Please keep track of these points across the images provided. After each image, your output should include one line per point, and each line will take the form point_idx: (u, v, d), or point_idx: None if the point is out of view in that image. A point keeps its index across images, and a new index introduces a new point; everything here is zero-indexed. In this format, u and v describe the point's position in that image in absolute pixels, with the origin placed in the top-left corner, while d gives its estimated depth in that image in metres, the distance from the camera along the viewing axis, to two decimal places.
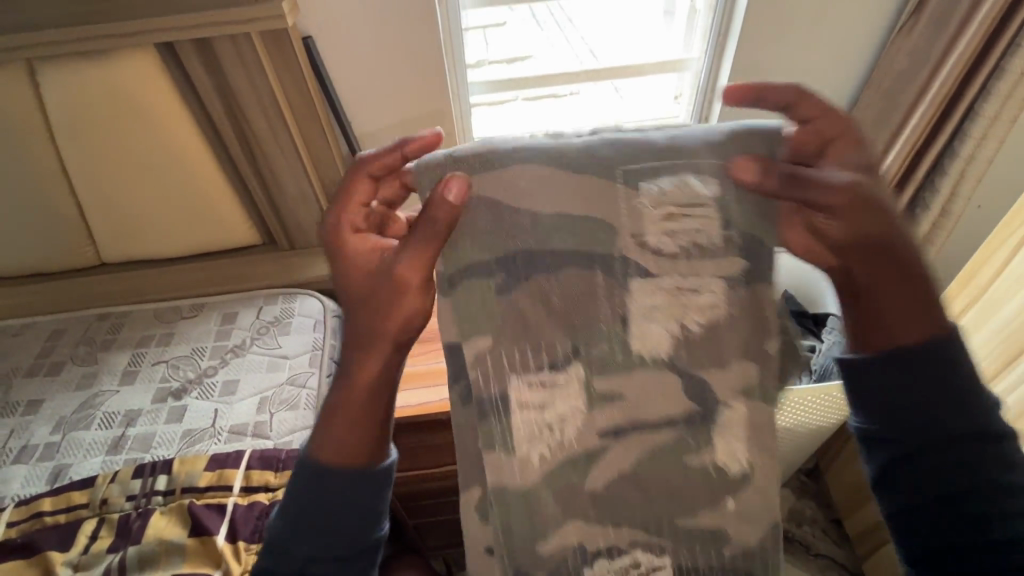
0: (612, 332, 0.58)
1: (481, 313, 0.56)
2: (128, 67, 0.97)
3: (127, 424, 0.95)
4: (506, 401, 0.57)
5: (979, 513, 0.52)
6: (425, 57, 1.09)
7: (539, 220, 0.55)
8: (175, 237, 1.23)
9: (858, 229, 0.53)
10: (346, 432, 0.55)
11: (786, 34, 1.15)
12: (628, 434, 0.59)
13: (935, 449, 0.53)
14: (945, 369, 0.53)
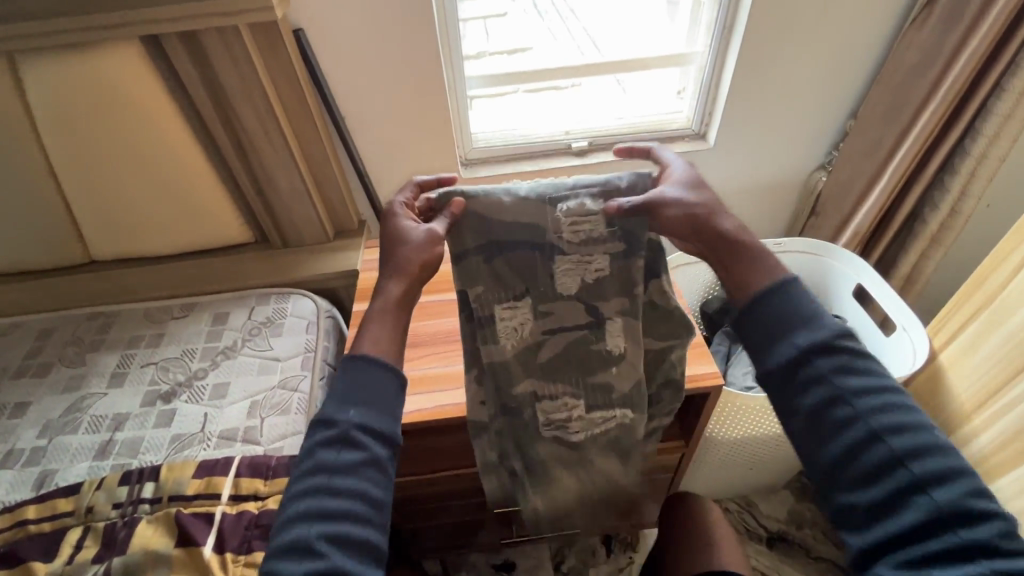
0: (561, 291, 0.77)
1: (480, 276, 0.75)
2: (112, 64, 0.94)
3: (115, 428, 0.93)
4: (492, 340, 0.79)
5: (845, 419, 0.57)
6: (421, 51, 1.07)
7: (505, 224, 0.72)
8: (164, 237, 1.20)
9: (695, 225, 0.67)
10: (384, 339, 0.66)
11: (791, 29, 1.13)
12: (583, 360, 0.83)
13: (793, 366, 0.60)
14: (784, 298, 0.62)
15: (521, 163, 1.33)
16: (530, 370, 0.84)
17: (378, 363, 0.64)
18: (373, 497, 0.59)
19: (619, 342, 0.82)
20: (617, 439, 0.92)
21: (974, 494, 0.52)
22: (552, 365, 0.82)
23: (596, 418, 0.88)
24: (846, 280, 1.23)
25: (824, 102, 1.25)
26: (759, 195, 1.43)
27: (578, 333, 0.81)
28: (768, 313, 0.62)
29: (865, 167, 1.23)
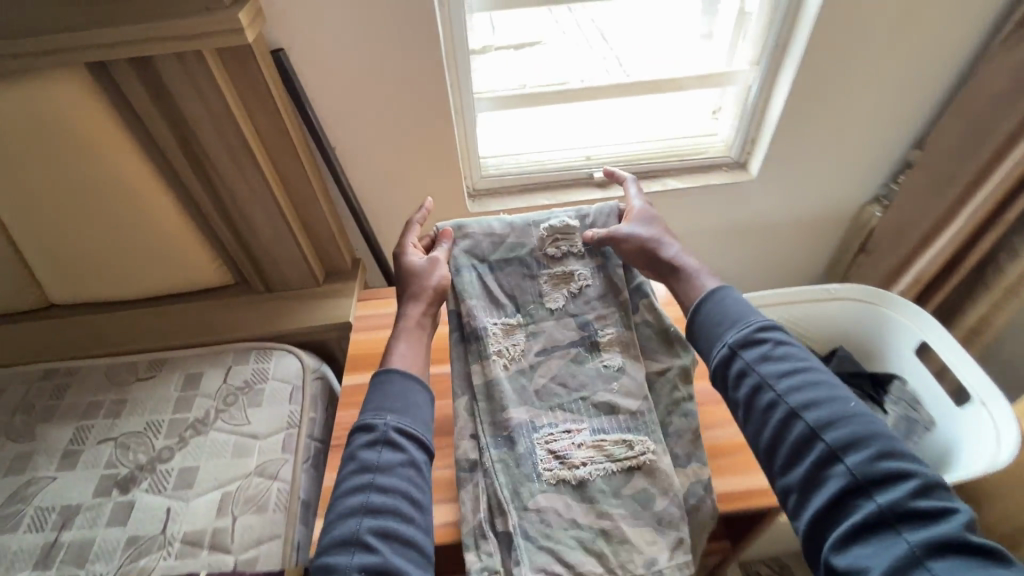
0: (547, 309, 0.84)
1: (471, 290, 0.84)
2: (54, 94, 0.79)
3: (61, 526, 0.80)
4: (483, 361, 0.80)
5: (770, 401, 0.63)
6: (426, 76, 0.92)
7: (494, 245, 0.86)
8: (128, 281, 1.04)
9: (651, 244, 0.81)
10: (411, 351, 0.78)
11: (853, 49, 0.97)
12: (578, 375, 0.81)
13: (728, 361, 0.67)
14: (720, 304, 0.72)
15: (536, 195, 1.17)
16: (523, 390, 0.80)
17: (403, 374, 0.73)
18: (413, 496, 0.65)
19: (614, 358, 0.82)
20: (643, 495, 0.73)
21: (880, 453, 0.56)
22: (542, 384, 0.80)
23: (607, 452, 0.75)
24: (911, 336, 1.06)
25: (883, 130, 1.10)
26: (802, 228, 1.27)
27: (573, 349, 0.82)
28: (709, 317, 0.72)
29: (930, 205, 1.08)
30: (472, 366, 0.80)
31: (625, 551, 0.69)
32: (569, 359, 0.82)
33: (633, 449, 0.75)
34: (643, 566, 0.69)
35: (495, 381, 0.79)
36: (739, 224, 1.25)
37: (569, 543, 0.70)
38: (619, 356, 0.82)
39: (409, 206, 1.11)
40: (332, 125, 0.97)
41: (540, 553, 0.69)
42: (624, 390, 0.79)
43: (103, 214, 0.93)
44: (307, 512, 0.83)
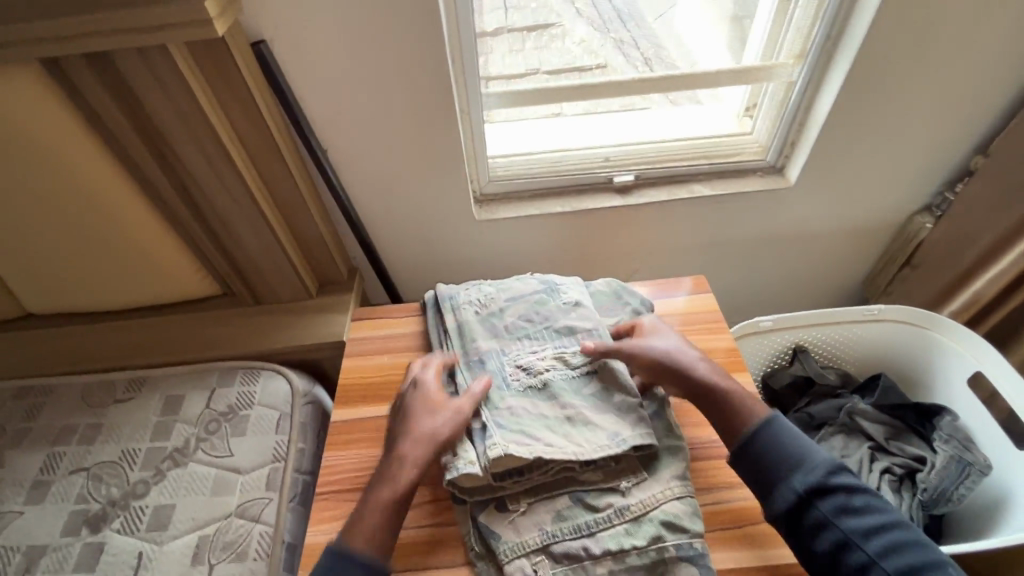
0: (527, 298, 0.79)
1: (457, 294, 0.82)
2: (7, 94, 0.70)
3: (26, 569, 0.73)
4: (457, 314, 0.79)
5: (859, 565, 0.55)
6: (428, 72, 0.82)
7: (483, 291, 0.82)
8: (107, 293, 0.97)
9: (678, 362, 0.68)
10: (383, 527, 0.58)
11: (917, 43, 0.85)
12: (544, 313, 0.77)
13: (798, 510, 0.58)
14: (774, 435, 0.62)
15: (549, 201, 1.07)
16: (495, 327, 0.76)
17: (362, 556, 0.55)
18: None
19: (573, 298, 0.78)
20: (605, 391, 0.69)
21: None
22: (512, 325, 0.76)
23: (568, 362, 0.72)
24: (965, 367, 0.95)
25: (943, 134, 0.97)
26: (840, 239, 1.16)
27: (535, 296, 0.79)
28: (767, 453, 0.61)
29: (991, 218, 0.96)
30: (446, 320, 0.79)
31: (591, 432, 0.65)
32: (531, 308, 0.77)
33: (590, 356, 0.72)
34: (608, 438, 0.64)
35: (465, 322, 0.77)
36: (771, 234, 1.14)
37: (544, 431, 0.65)
38: (579, 296, 0.79)
39: (409, 212, 1.01)
40: (324, 126, 0.87)
41: (519, 433, 0.64)
42: (583, 313, 0.76)
43: (72, 223, 0.85)
44: (293, 555, 0.76)
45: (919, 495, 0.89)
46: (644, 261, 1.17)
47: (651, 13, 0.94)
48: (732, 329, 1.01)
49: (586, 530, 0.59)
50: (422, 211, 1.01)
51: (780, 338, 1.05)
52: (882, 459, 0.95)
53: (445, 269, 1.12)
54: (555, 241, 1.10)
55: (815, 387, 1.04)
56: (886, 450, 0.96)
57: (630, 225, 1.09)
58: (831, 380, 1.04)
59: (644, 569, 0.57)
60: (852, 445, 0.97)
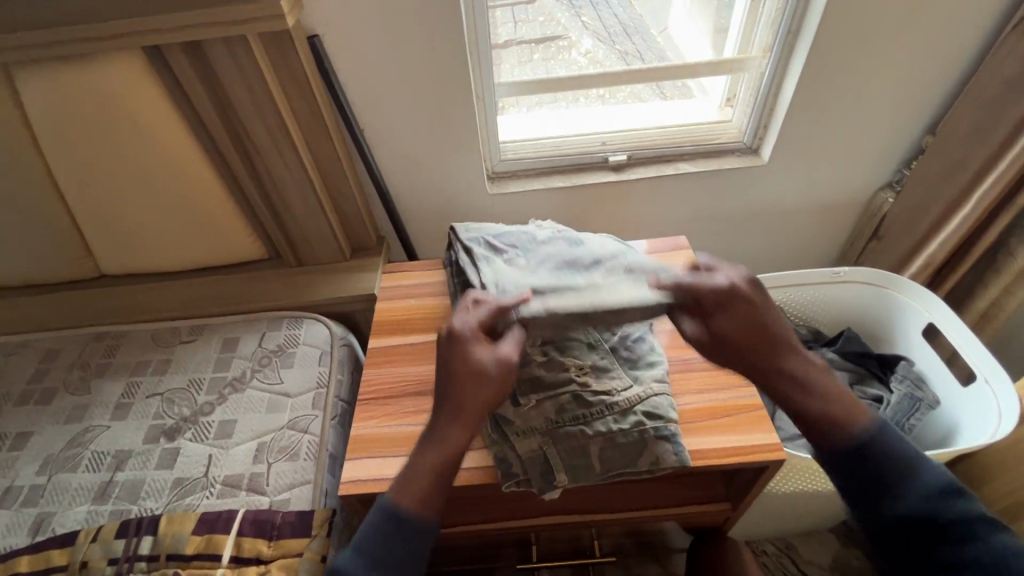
0: (529, 230, 0.93)
1: (473, 232, 0.96)
2: (115, 77, 0.87)
3: (115, 468, 0.88)
4: (468, 236, 0.91)
5: (925, 523, 0.59)
6: (450, 63, 0.99)
7: (494, 227, 0.94)
8: (172, 254, 1.13)
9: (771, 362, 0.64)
10: (428, 492, 0.64)
11: (864, 36, 0.99)
12: (561, 242, 0.87)
13: (867, 473, 0.61)
14: (876, 454, 0.62)
15: (552, 180, 1.22)
16: (503, 247, 0.87)
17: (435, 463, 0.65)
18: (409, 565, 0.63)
19: (584, 233, 0.90)
20: (619, 277, 0.79)
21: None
22: (512, 244, 0.88)
23: (568, 266, 0.82)
24: (918, 318, 1.08)
25: (895, 117, 1.12)
26: (813, 213, 1.30)
27: (551, 232, 0.90)
28: (864, 470, 0.61)
29: (939, 189, 1.10)
30: (457, 239, 0.92)
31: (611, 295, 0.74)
32: (549, 242, 0.87)
33: (584, 260, 0.83)
34: (621, 294, 0.74)
35: (476, 240, 0.88)
36: (750, 209, 1.28)
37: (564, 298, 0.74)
38: (588, 233, 0.90)
39: (430, 187, 1.17)
40: (362, 107, 1.03)
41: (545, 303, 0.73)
42: (581, 236, 0.89)
43: (150, 188, 1.01)
44: (334, 463, 0.90)
45: None
46: (636, 233, 1.32)
47: (655, 28, 1.12)
48: None
49: (583, 419, 0.73)
50: (442, 185, 1.17)
51: None
52: None
53: None
54: (558, 213, 1.25)
55: None
56: (850, 394, 1.08)
57: (623, 200, 1.24)
58: (803, 334, 1.18)
59: (629, 447, 0.73)
60: None
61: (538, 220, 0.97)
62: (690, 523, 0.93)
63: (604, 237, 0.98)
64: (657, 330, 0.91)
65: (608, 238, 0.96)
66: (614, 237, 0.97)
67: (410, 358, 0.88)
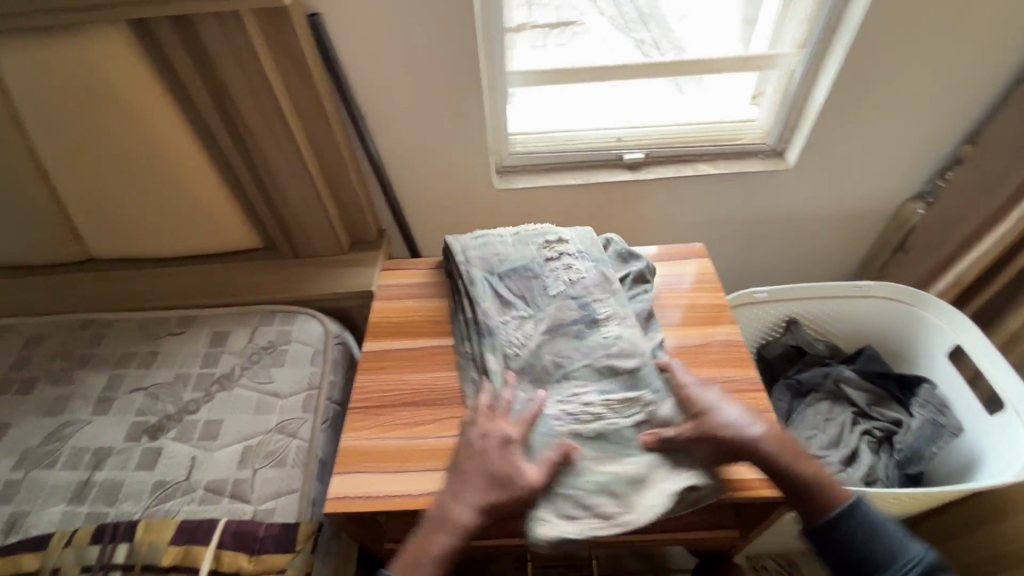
0: (533, 255, 0.87)
1: (478, 242, 0.90)
2: (98, 49, 0.81)
3: (94, 466, 0.84)
4: (471, 268, 0.87)
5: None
6: (459, 48, 0.92)
7: (496, 251, 0.88)
8: (164, 240, 1.08)
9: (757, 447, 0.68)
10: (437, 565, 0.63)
11: (906, 35, 0.92)
12: (572, 306, 0.81)
13: (845, 550, 0.65)
14: (858, 530, 0.65)
15: (563, 176, 1.15)
16: (506, 299, 0.83)
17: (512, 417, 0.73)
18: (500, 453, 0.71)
19: (597, 288, 0.83)
20: (625, 377, 0.75)
21: None
22: (514, 290, 0.84)
23: (573, 349, 0.78)
24: (945, 339, 1.02)
25: (932, 123, 1.05)
26: (836, 222, 1.23)
27: (564, 291, 0.83)
28: (847, 547, 0.65)
29: (975, 202, 1.03)
30: (460, 271, 0.87)
31: (654, 501, 0.66)
32: (558, 299, 0.82)
33: (590, 338, 0.79)
34: (656, 497, 0.66)
35: (478, 290, 0.84)
36: (770, 215, 1.21)
37: (608, 504, 0.66)
38: (603, 288, 0.83)
39: (434, 178, 1.11)
40: (364, 92, 0.97)
41: (589, 518, 0.66)
42: (582, 283, 0.84)
43: (139, 172, 0.96)
44: (323, 470, 0.85)
45: (895, 456, 0.97)
46: (648, 235, 1.26)
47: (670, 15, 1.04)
48: (727, 298, 1.09)
49: (604, 489, 0.67)
50: (448, 177, 1.11)
51: (773, 309, 1.12)
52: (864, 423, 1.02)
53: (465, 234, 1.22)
54: (568, 211, 1.19)
55: (806, 356, 1.12)
56: (867, 415, 1.03)
57: (638, 200, 1.18)
58: (820, 350, 1.12)
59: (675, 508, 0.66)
60: (837, 409, 1.04)
61: (544, 232, 0.90)
62: (694, 547, 0.88)
63: (613, 241, 0.94)
64: (669, 345, 0.86)
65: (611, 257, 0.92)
66: (619, 247, 0.92)
67: (406, 364, 0.84)
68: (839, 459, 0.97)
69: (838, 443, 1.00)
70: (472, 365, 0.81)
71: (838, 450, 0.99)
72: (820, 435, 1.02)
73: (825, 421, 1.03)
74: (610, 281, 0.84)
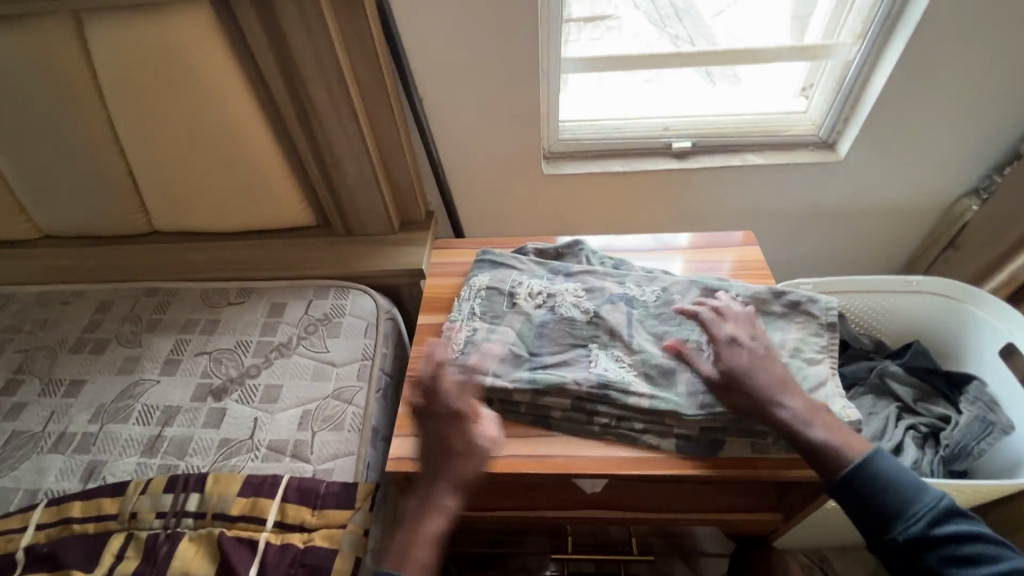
0: (524, 311, 0.84)
1: (520, 257, 0.95)
2: (181, 27, 0.86)
3: (164, 422, 0.89)
4: (500, 369, 0.77)
5: (935, 555, 0.61)
6: (518, 33, 0.94)
7: (505, 333, 0.82)
8: (225, 215, 1.13)
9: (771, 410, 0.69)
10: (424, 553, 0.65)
11: (971, 26, 0.91)
12: (608, 307, 0.84)
13: (878, 521, 0.64)
14: (870, 484, 0.65)
15: (609, 163, 1.17)
16: (557, 351, 0.80)
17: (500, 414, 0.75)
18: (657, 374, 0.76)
19: (606, 281, 0.88)
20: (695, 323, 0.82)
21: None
22: (541, 349, 0.80)
23: (645, 329, 0.82)
24: (996, 337, 1.00)
25: (992, 117, 1.03)
26: (884, 217, 1.22)
27: (589, 306, 0.84)
28: (863, 504, 0.65)
29: None
30: (486, 370, 0.77)
31: (812, 348, 0.80)
32: (595, 314, 0.83)
33: (645, 314, 0.84)
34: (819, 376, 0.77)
35: (525, 377, 0.76)
36: (815, 207, 1.21)
37: (808, 393, 0.75)
38: (599, 277, 0.89)
39: (484, 162, 1.13)
40: (422, 74, 1.00)
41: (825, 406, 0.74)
42: (592, 284, 0.88)
43: (208, 146, 1.00)
44: (376, 436, 0.89)
45: (942, 450, 0.96)
46: (690, 225, 1.27)
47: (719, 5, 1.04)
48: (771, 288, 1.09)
49: None
50: (497, 161, 1.13)
51: None
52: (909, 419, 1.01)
53: (510, 218, 1.25)
54: (612, 198, 1.21)
55: (850, 349, 1.10)
56: (912, 411, 1.02)
57: (683, 188, 1.18)
58: (865, 344, 1.11)
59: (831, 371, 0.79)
60: (881, 404, 1.03)
61: (489, 287, 0.88)
62: (733, 530, 0.90)
63: (561, 242, 0.98)
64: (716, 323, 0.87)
65: (568, 256, 0.96)
66: (553, 247, 0.97)
67: None
68: None
69: (882, 436, 0.99)
70: (618, 424, 0.75)
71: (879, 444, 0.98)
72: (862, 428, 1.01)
73: (869, 415, 1.03)
74: (597, 272, 0.90)
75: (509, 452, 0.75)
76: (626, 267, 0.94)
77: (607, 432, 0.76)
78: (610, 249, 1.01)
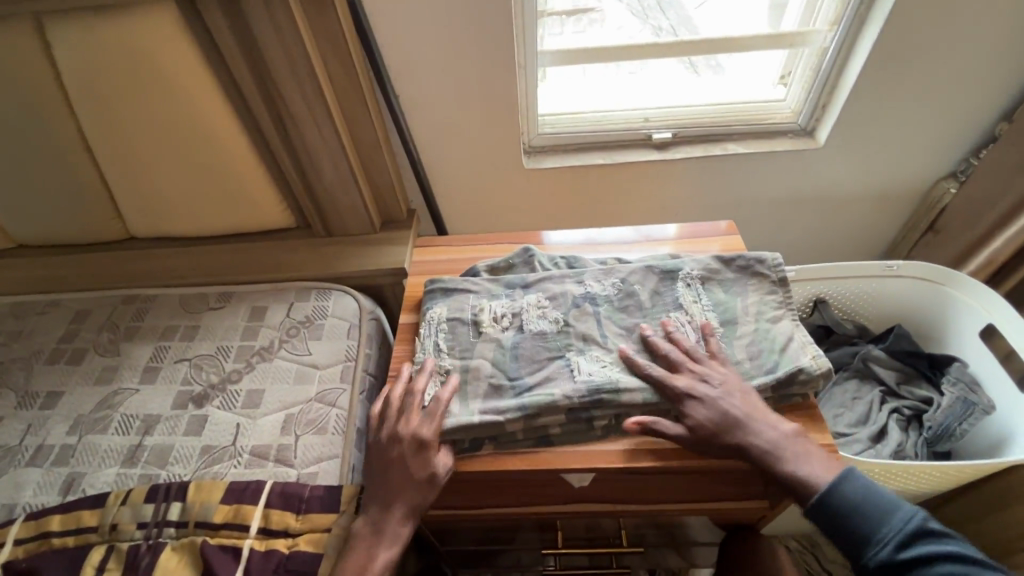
0: (491, 338, 0.82)
1: (473, 276, 0.92)
2: (145, 28, 0.83)
3: (144, 431, 0.88)
4: (480, 404, 0.75)
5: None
6: (493, 27, 0.93)
7: (479, 367, 0.79)
8: (203, 219, 1.11)
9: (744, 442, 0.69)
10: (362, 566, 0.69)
11: (945, 10, 0.91)
12: (575, 308, 0.84)
13: (853, 540, 0.66)
14: (842, 507, 0.66)
15: (590, 155, 1.16)
16: (540, 367, 0.78)
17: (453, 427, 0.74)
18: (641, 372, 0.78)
19: (566, 283, 0.87)
20: (660, 312, 0.83)
21: None
22: (517, 371, 0.78)
23: (617, 323, 0.83)
24: (975, 318, 1.01)
25: (969, 100, 1.03)
26: (863, 203, 1.23)
27: (557, 316, 0.83)
28: (837, 527, 0.66)
29: (1011, 181, 1.02)
30: (471, 410, 0.74)
31: (771, 307, 0.82)
32: (567, 323, 0.82)
33: (610, 305, 0.84)
34: (785, 334, 0.79)
35: (510, 406, 0.74)
36: (796, 195, 1.21)
37: (778, 353, 0.77)
38: (557, 281, 0.88)
39: (464, 158, 1.13)
40: (397, 71, 0.98)
41: (797, 361, 0.76)
42: (556, 290, 0.86)
43: (181, 149, 0.98)
44: (362, 438, 0.88)
45: (924, 435, 0.97)
46: (673, 215, 1.27)
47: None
48: None
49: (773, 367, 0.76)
50: (477, 157, 1.12)
51: (801, 288, 1.12)
52: (893, 402, 1.02)
53: (492, 214, 1.24)
54: (594, 190, 1.20)
55: (833, 335, 1.13)
56: (896, 394, 1.03)
57: (664, 179, 1.18)
58: (849, 329, 1.13)
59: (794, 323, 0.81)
60: (865, 388, 1.05)
61: (448, 316, 0.85)
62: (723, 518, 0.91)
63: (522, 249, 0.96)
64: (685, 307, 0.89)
65: (522, 265, 0.94)
66: (507, 259, 0.95)
67: None
68: (866, 437, 0.98)
69: (866, 421, 1.01)
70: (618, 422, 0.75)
71: (865, 427, 1.00)
72: (847, 413, 1.03)
73: (854, 400, 1.05)
74: (556, 277, 0.88)
75: (494, 449, 0.75)
76: (581, 263, 0.93)
77: (610, 432, 0.75)
78: (593, 243, 1.00)
